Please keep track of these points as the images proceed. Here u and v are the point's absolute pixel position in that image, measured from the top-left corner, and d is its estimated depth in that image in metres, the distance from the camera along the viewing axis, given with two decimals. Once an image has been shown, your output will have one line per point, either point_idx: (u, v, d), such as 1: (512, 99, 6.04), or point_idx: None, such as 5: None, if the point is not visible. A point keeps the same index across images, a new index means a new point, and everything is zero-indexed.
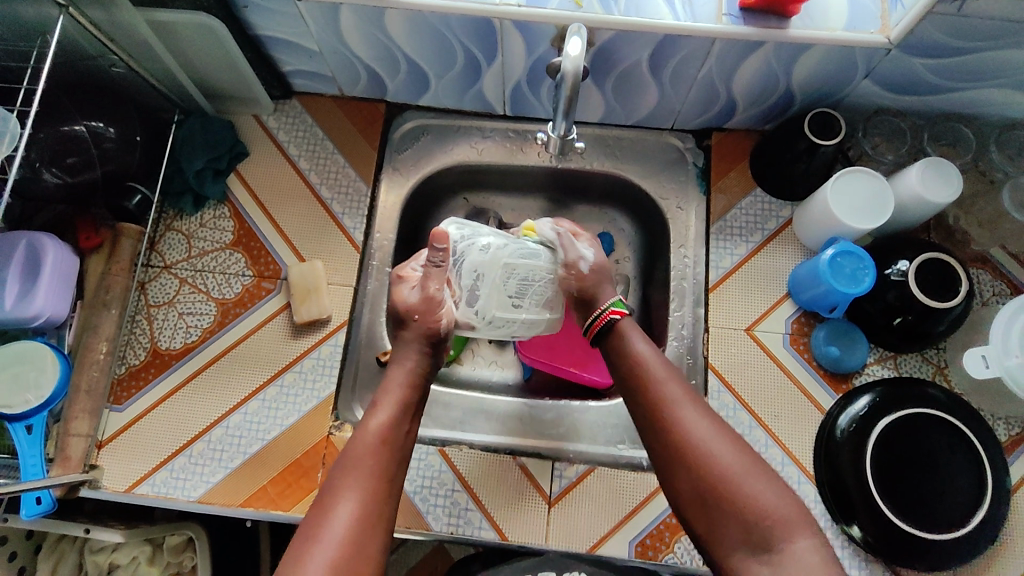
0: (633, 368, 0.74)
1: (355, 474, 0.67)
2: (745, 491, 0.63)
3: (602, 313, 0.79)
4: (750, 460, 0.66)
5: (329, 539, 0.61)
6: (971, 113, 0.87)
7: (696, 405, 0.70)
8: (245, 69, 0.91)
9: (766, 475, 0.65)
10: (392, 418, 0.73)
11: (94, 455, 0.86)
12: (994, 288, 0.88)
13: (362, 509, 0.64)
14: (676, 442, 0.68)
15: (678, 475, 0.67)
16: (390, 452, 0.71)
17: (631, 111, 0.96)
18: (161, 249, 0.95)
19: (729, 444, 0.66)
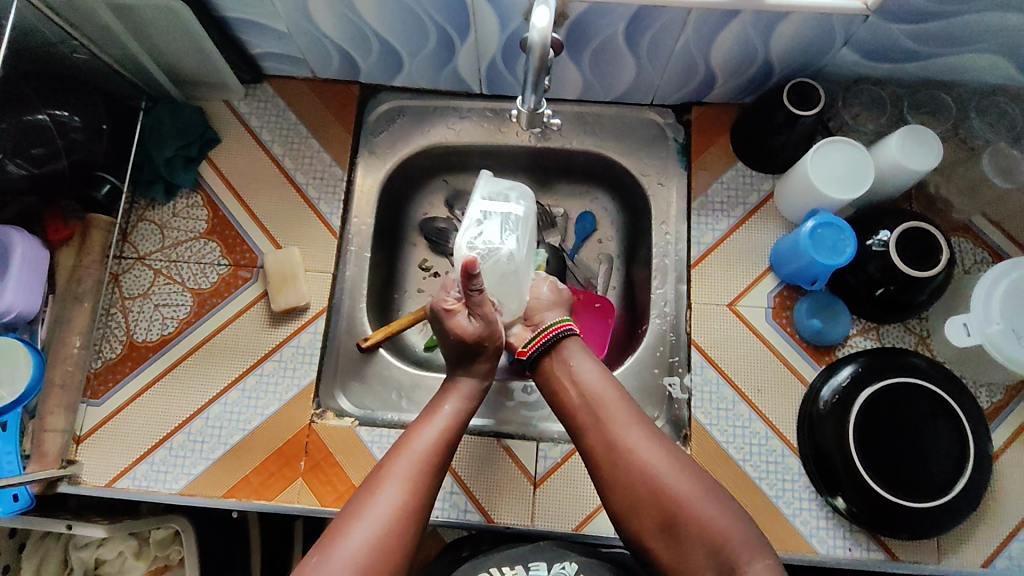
0: (583, 394, 0.77)
1: (383, 486, 0.68)
2: (699, 514, 0.66)
3: (557, 325, 0.82)
4: (706, 485, 0.69)
5: (345, 555, 0.63)
6: (950, 80, 0.86)
7: (650, 431, 0.73)
8: (212, 52, 0.88)
9: (722, 499, 0.68)
10: (441, 434, 0.74)
11: (72, 450, 0.85)
12: (975, 256, 0.87)
13: (389, 528, 0.66)
14: (631, 468, 0.70)
15: (630, 501, 0.70)
16: (432, 475, 0.71)
17: (610, 86, 0.94)
18: (134, 240, 0.93)
19: (683, 470, 0.70)
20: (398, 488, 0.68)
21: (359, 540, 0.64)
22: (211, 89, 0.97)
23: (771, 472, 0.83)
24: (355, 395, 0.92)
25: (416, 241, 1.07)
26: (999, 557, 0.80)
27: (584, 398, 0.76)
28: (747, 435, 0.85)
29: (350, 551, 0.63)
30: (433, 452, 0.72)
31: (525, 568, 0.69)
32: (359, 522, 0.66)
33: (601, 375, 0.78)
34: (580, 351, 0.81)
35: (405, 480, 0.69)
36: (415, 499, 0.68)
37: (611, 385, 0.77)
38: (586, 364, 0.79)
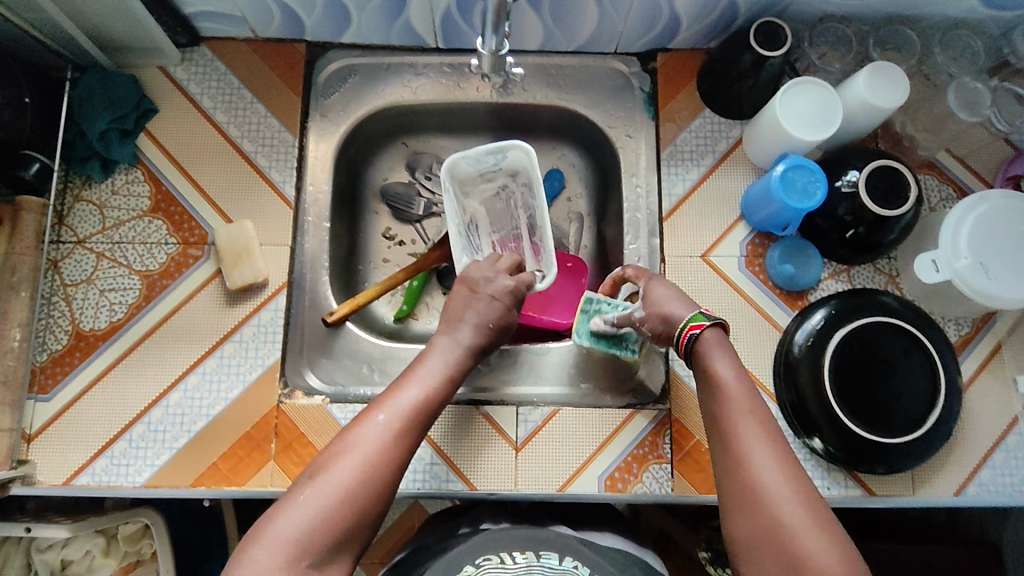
0: (719, 408, 0.68)
1: (358, 454, 0.62)
2: (798, 544, 0.57)
3: (680, 333, 0.73)
4: (818, 515, 0.59)
5: (326, 494, 0.59)
6: (913, 14, 0.84)
7: (778, 450, 0.63)
8: (140, 13, 0.81)
9: (831, 534, 0.58)
10: (423, 394, 0.69)
11: (23, 449, 0.80)
12: (941, 192, 0.88)
13: (373, 470, 0.62)
14: (742, 482, 0.62)
15: (734, 518, 0.62)
16: (420, 425, 0.67)
17: (572, 35, 0.90)
18: (71, 223, 0.86)
19: (798, 496, 0.60)
20: (387, 429, 0.65)
21: (340, 478, 0.60)
22: (143, 55, 0.89)
23: None
24: (324, 371, 0.88)
25: (378, 208, 1.02)
26: (970, 484, 0.82)
27: (718, 408, 0.68)
28: None
29: (332, 489, 0.60)
30: (424, 402, 0.68)
31: (535, 554, 0.62)
32: (344, 460, 0.62)
33: (741, 386, 0.68)
34: (721, 353, 0.70)
35: (394, 423, 0.65)
36: (400, 443, 0.65)
37: (753, 402, 0.67)
38: (727, 378, 0.68)
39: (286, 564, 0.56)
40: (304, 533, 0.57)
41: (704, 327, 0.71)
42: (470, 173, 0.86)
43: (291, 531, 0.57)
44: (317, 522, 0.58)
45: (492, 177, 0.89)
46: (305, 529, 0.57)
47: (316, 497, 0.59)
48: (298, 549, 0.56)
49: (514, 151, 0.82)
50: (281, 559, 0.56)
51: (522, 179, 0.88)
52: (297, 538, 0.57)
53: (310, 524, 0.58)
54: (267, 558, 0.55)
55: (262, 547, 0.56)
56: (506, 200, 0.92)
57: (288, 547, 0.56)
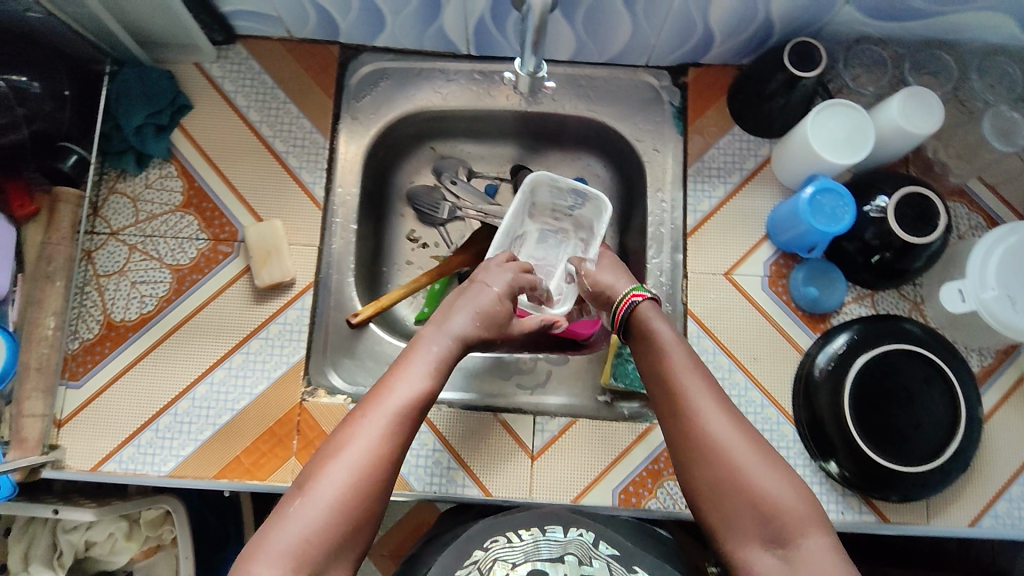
0: (660, 365, 0.70)
1: (347, 457, 0.61)
2: (756, 485, 0.61)
3: (623, 299, 0.77)
4: (767, 454, 0.63)
5: (319, 506, 0.59)
6: (951, 39, 0.83)
7: (720, 399, 0.67)
8: (180, 11, 0.82)
9: (783, 470, 0.62)
10: (415, 391, 0.67)
11: (54, 434, 0.82)
12: (970, 221, 0.87)
13: (364, 481, 0.60)
14: (693, 432, 0.65)
15: (691, 468, 0.65)
16: (408, 426, 0.65)
17: (604, 46, 0.90)
18: (106, 214, 0.88)
19: (747, 439, 0.64)
20: (374, 437, 0.63)
21: (331, 490, 0.59)
22: (179, 51, 0.90)
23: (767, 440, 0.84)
24: (346, 372, 0.90)
25: (404, 210, 1.03)
26: (985, 516, 0.82)
27: (659, 363, 0.70)
28: (743, 404, 0.85)
29: (323, 501, 0.59)
30: (412, 405, 0.66)
31: (541, 528, 0.65)
32: (333, 472, 0.60)
33: (677, 338, 0.72)
34: (657, 315, 0.75)
35: (382, 430, 0.63)
36: (389, 451, 0.63)
37: (688, 355, 0.70)
38: (666, 337, 0.72)
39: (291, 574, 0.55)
40: (303, 543, 0.57)
41: (646, 295, 0.76)
42: (548, 202, 0.92)
43: (290, 543, 0.57)
44: (314, 533, 0.57)
45: (560, 215, 0.94)
46: (303, 540, 0.57)
47: (311, 510, 0.58)
48: (299, 560, 0.56)
49: (593, 203, 0.88)
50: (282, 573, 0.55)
51: (584, 233, 0.94)
52: (295, 547, 0.57)
53: (305, 536, 0.57)
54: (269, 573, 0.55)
55: (262, 564, 0.55)
56: (560, 240, 0.96)
57: (289, 560, 0.56)
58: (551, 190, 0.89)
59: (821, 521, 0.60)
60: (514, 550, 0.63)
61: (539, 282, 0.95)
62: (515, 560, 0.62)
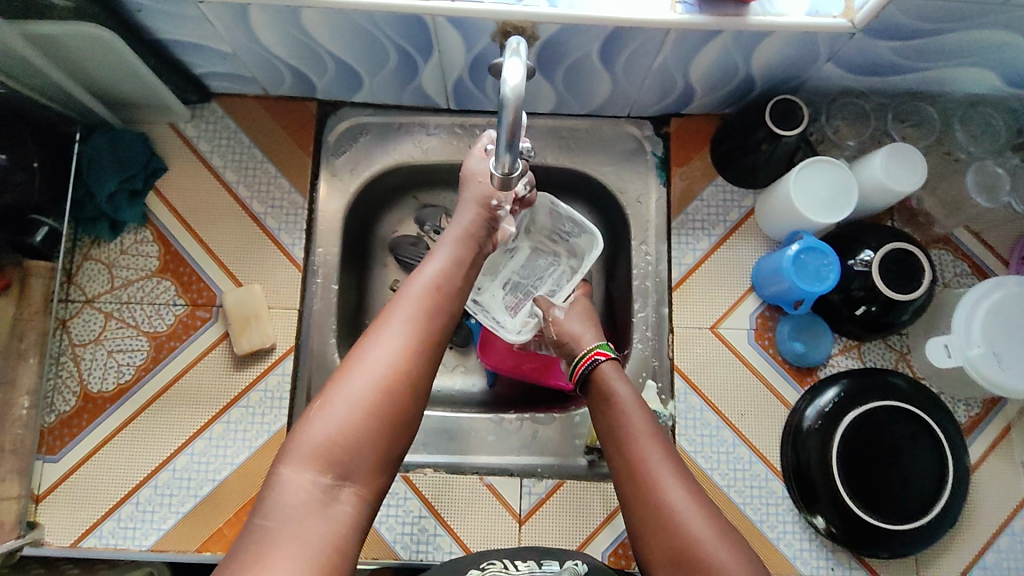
0: (619, 429, 0.69)
1: (378, 344, 0.58)
2: (709, 556, 0.57)
3: (585, 356, 0.78)
4: (722, 527, 0.60)
5: (344, 405, 0.55)
6: (934, 91, 0.83)
7: (679, 468, 0.64)
8: (151, 78, 0.80)
9: (738, 543, 0.59)
10: (438, 282, 0.65)
11: (32, 512, 0.81)
12: (955, 268, 0.87)
13: (390, 381, 0.57)
14: (650, 503, 0.62)
15: (647, 540, 0.61)
16: (433, 325, 0.62)
17: (585, 101, 0.89)
18: (80, 281, 0.86)
19: (702, 509, 0.61)
20: (399, 335, 0.59)
21: (358, 388, 0.56)
22: (152, 112, 0.88)
23: (755, 497, 0.83)
24: None
25: (386, 261, 1.02)
26: (975, 568, 0.82)
27: (619, 425, 0.70)
28: (730, 461, 0.84)
29: (350, 400, 0.55)
30: (433, 302, 0.63)
31: (536, 562, 0.65)
32: (358, 370, 0.57)
33: (636, 405, 0.71)
34: (619, 376, 0.75)
35: (408, 326, 0.60)
36: (417, 351, 0.59)
37: (649, 420, 0.69)
38: (626, 400, 0.71)
39: (317, 475, 0.53)
40: (330, 442, 0.54)
41: (610, 353, 0.78)
42: (545, 224, 0.93)
43: (315, 441, 0.54)
44: (340, 432, 0.54)
45: (555, 240, 0.95)
46: (330, 439, 0.54)
47: (337, 408, 0.55)
48: (325, 461, 0.53)
49: (586, 236, 0.90)
50: (310, 477, 0.53)
51: (575, 261, 0.95)
52: (328, 443, 0.54)
53: (331, 435, 0.54)
54: (296, 477, 0.53)
55: (290, 466, 0.53)
56: (548, 262, 0.96)
57: (314, 459, 0.53)
58: (550, 213, 0.90)
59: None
60: None
61: (515, 301, 0.94)
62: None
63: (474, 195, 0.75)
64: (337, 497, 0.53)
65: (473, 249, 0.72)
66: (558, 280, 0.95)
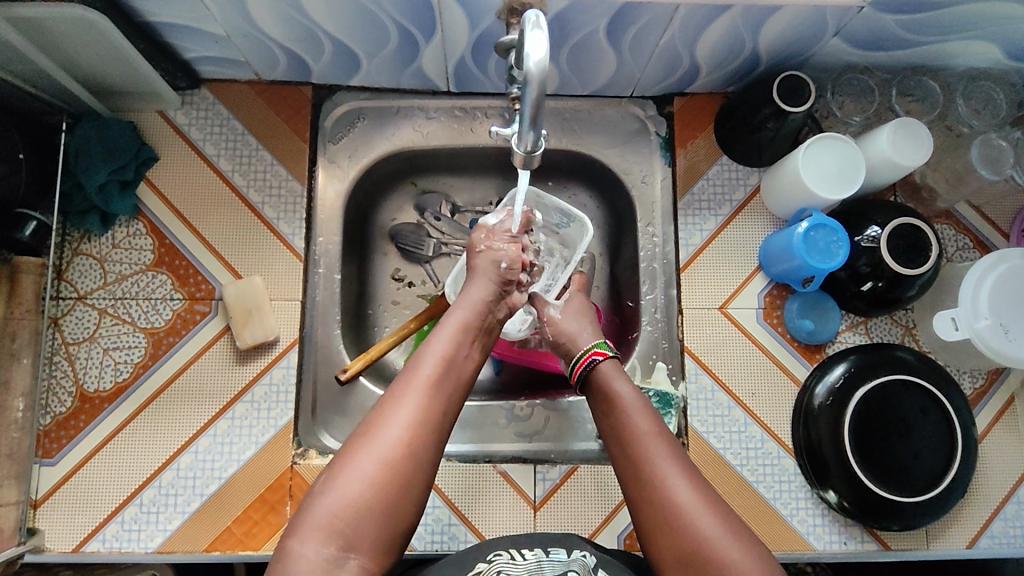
0: (622, 429, 0.67)
1: (386, 420, 0.58)
2: (720, 556, 0.57)
3: (582, 358, 0.76)
4: (732, 524, 0.59)
5: (350, 481, 0.55)
6: (936, 65, 0.83)
7: (684, 464, 0.63)
8: (140, 62, 0.76)
9: (749, 541, 0.58)
10: (450, 352, 0.64)
11: (31, 517, 0.78)
12: (958, 242, 0.87)
13: (397, 458, 0.56)
14: (659, 503, 0.61)
15: (656, 541, 0.60)
16: (442, 396, 0.61)
17: (588, 81, 0.88)
18: (71, 278, 0.83)
19: (713, 509, 0.60)
20: (406, 412, 0.58)
21: (363, 467, 0.55)
22: (141, 99, 0.85)
23: (768, 475, 0.84)
24: (338, 430, 0.87)
25: (386, 249, 0.99)
26: (982, 537, 0.83)
27: (620, 425, 0.68)
28: (743, 440, 0.84)
29: (355, 477, 0.55)
30: (444, 373, 0.62)
31: (545, 549, 0.63)
32: (365, 446, 0.56)
33: (638, 401, 0.69)
34: (618, 375, 0.72)
35: (415, 405, 0.59)
36: (426, 425, 0.58)
37: (651, 417, 0.67)
38: (628, 398, 0.69)
39: (323, 545, 0.52)
40: (335, 517, 0.53)
41: (609, 353, 0.75)
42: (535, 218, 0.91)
43: (322, 515, 0.53)
44: (345, 508, 0.54)
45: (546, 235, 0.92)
46: (336, 515, 0.53)
47: (342, 484, 0.54)
48: (331, 532, 0.53)
49: (577, 225, 0.88)
50: (315, 547, 0.52)
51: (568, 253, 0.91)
52: (334, 519, 0.53)
53: (337, 510, 0.53)
54: (302, 545, 0.52)
55: (298, 537, 0.53)
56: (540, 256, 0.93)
57: (320, 533, 0.53)
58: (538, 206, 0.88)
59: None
60: (517, 567, 0.61)
61: None
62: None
63: (485, 264, 0.74)
64: (343, 565, 0.52)
65: (481, 324, 0.69)
66: (553, 273, 0.90)
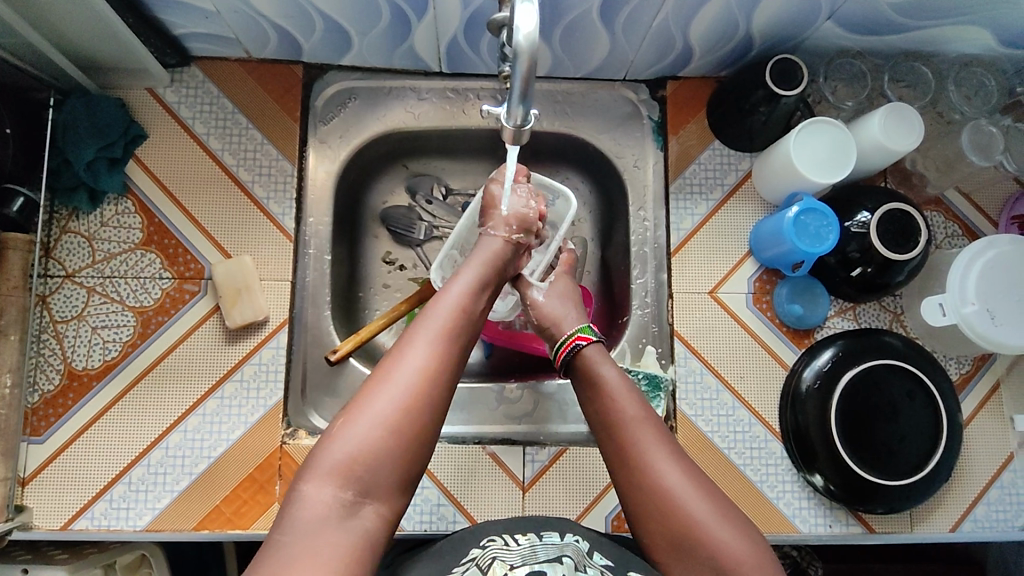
0: (608, 414, 0.66)
1: (406, 362, 0.57)
2: (711, 537, 0.58)
3: (566, 341, 0.74)
4: (722, 505, 0.60)
5: (369, 422, 0.54)
6: (928, 51, 0.83)
7: (672, 448, 0.63)
8: (129, 38, 0.76)
9: (738, 521, 0.60)
10: (468, 300, 0.63)
11: (20, 494, 0.78)
12: (947, 229, 0.88)
13: (416, 400, 0.55)
14: (647, 489, 0.61)
15: (646, 523, 0.61)
16: (461, 344, 0.60)
17: (581, 63, 0.87)
18: (60, 256, 0.82)
19: (703, 493, 0.60)
20: (424, 355, 0.57)
21: (381, 408, 0.54)
22: (130, 76, 0.84)
23: (755, 458, 0.84)
24: (328, 411, 0.87)
25: (378, 232, 0.99)
26: (965, 520, 0.84)
27: (605, 411, 0.67)
28: (730, 424, 0.85)
29: (375, 419, 0.54)
30: (462, 320, 0.61)
31: (537, 534, 0.63)
32: (385, 388, 0.55)
33: (623, 385, 0.68)
34: (603, 360, 0.71)
35: (433, 347, 0.58)
36: (445, 369, 0.58)
37: (638, 401, 0.67)
38: (613, 383, 0.68)
39: (338, 491, 0.52)
40: (352, 461, 0.53)
41: (591, 338, 0.73)
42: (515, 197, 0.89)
43: (338, 460, 0.53)
44: (362, 451, 0.53)
45: None
46: (352, 458, 0.53)
47: (359, 426, 0.54)
48: (346, 478, 0.52)
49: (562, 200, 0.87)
50: (330, 493, 0.52)
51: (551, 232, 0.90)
52: (351, 462, 0.53)
53: (353, 454, 0.53)
54: (317, 492, 0.52)
55: (311, 482, 0.52)
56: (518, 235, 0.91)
57: (335, 478, 0.52)
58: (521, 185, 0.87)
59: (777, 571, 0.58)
60: (512, 552, 0.60)
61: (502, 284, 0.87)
62: (513, 562, 0.59)
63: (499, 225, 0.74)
64: (359, 510, 0.53)
65: (495, 275, 0.69)
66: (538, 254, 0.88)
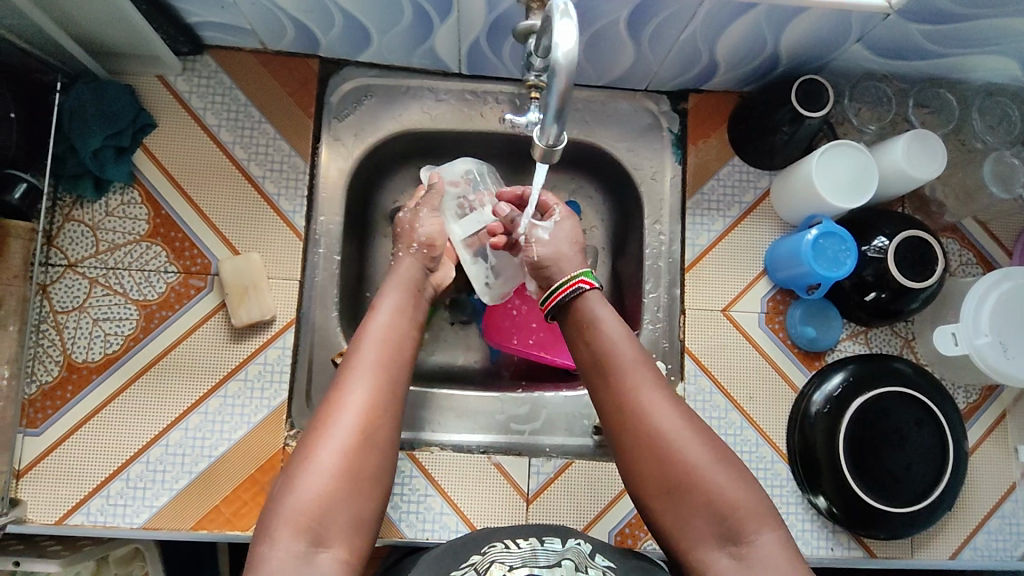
0: (604, 357, 0.65)
1: (338, 408, 0.58)
2: (708, 483, 0.58)
3: (566, 283, 0.71)
4: (719, 451, 0.60)
5: (314, 475, 0.55)
6: (954, 78, 0.82)
7: (666, 389, 0.63)
8: (141, 25, 0.73)
9: (736, 467, 0.59)
10: (389, 334, 0.65)
11: (14, 487, 0.76)
12: (961, 257, 0.87)
13: (355, 445, 0.57)
14: (643, 433, 0.60)
15: (639, 468, 0.61)
16: (391, 377, 0.62)
17: (603, 71, 0.86)
18: (62, 244, 0.80)
19: (700, 439, 0.60)
20: (357, 399, 0.59)
21: (325, 459, 0.56)
22: (141, 63, 0.82)
23: (760, 479, 0.84)
24: None
25: (388, 231, 0.98)
26: (965, 548, 0.84)
27: (600, 354, 0.66)
28: (737, 443, 0.84)
29: (317, 469, 0.55)
30: (387, 353, 0.64)
31: (539, 539, 0.61)
32: (324, 439, 0.57)
33: (621, 330, 0.66)
34: (602, 303, 0.69)
35: (365, 391, 0.60)
36: (377, 407, 0.60)
37: (634, 345, 0.66)
38: (609, 325, 0.67)
39: (294, 542, 0.52)
40: (303, 511, 0.53)
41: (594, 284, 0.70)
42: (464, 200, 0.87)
43: (290, 512, 0.53)
44: (314, 501, 0.54)
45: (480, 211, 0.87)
46: (305, 509, 0.53)
47: (307, 479, 0.55)
48: (303, 528, 0.53)
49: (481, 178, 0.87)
50: (287, 544, 0.52)
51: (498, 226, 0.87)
52: (303, 514, 0.53)
53: (305, 506, 0.54)
54: (277, 546, 0.52)
55: (269, 539, 0.52)
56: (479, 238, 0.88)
57: (291, 529, 0.53)
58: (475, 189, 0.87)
59: (775, 521, 0.57)
60: (513, 554, 0.58)
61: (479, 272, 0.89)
62: (511, 564, 0.57)
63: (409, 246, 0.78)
64: (316, 558, 0.52)
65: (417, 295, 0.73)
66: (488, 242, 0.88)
